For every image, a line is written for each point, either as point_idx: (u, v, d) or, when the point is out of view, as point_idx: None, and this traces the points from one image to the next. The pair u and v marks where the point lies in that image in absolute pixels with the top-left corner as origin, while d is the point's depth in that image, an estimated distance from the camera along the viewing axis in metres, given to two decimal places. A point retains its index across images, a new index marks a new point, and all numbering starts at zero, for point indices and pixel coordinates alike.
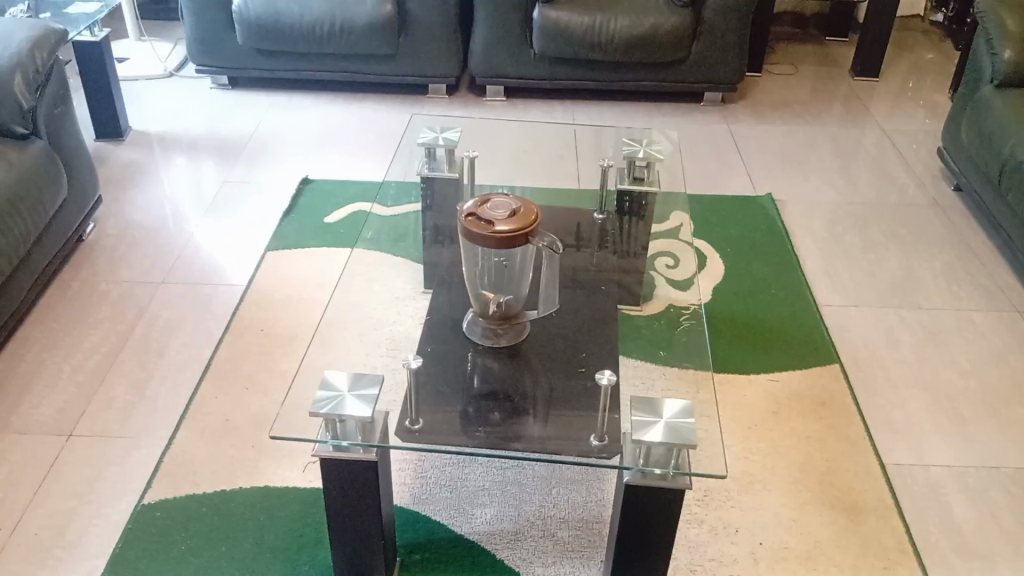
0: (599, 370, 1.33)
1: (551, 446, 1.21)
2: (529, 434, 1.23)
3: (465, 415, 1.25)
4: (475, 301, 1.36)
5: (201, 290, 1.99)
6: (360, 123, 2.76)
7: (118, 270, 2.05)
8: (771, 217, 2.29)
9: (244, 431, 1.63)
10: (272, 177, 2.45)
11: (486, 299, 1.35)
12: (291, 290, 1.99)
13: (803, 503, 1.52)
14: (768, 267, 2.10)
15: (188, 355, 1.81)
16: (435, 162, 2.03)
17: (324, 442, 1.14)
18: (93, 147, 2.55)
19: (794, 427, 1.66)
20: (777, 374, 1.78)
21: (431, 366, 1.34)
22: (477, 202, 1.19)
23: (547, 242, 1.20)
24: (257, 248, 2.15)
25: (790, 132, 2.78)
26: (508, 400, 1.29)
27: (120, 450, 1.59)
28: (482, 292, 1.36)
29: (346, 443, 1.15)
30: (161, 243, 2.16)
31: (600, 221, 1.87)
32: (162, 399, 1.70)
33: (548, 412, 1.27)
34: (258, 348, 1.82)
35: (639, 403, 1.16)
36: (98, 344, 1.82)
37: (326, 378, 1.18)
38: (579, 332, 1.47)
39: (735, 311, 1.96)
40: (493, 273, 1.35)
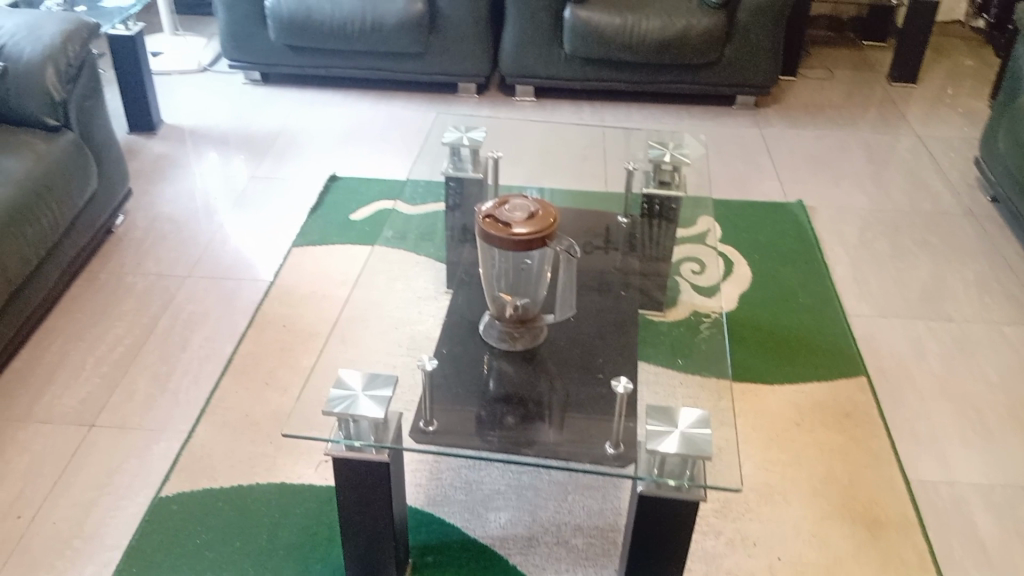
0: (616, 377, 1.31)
1: (564, 453, 1.19)
2: (542, 440, 1.21)
3: (478, 418, 1.24)
4: (493, 305, 1.33)
5: (225, 285, 2.00)
6: (389, 120, 2.77)
7: (145, 262, 2.07)
8: (800, 223, 2.26)
9: (263, 426, 1.63)
10: (300, 173, 2.46)
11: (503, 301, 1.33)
12: (314, 287, 1.99)
13: (824, 517, 1.49)
14: (796, 275, 2.06)
15: (210, 350, 1.82)
16: (460, 161, 2.01)
17: (336, 442, 1.13)
18: (125, 139, 2.58)
19: (817, 438, 1.63)
20: (801, 384, 1.75)
21: (447, 367, 1.33)
22: (495, 204, 1.18)
23: (564, 246, 1.24)
24: (282, 243, 2.15)
25: (822, 137, 2.73)
26: (522, 405, 1.27)
27: (140, 442, 1.60)
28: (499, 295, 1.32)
29: (358, 443, 1.14)
30: (188, 237, 2.17)
31: (623, 224, 1.85)
32: (183, 392, 1.71)
33: (563, 419, 1.25)
34: (279, 344, 1.82)
35: (655, 411, 1.14)
36: (122, 337, 1.84)
37: (340, 378, 1.17)
38: (598, 336, 1.45)
39: (761, 319, 1.92)
40: (509, 275, 1.29)
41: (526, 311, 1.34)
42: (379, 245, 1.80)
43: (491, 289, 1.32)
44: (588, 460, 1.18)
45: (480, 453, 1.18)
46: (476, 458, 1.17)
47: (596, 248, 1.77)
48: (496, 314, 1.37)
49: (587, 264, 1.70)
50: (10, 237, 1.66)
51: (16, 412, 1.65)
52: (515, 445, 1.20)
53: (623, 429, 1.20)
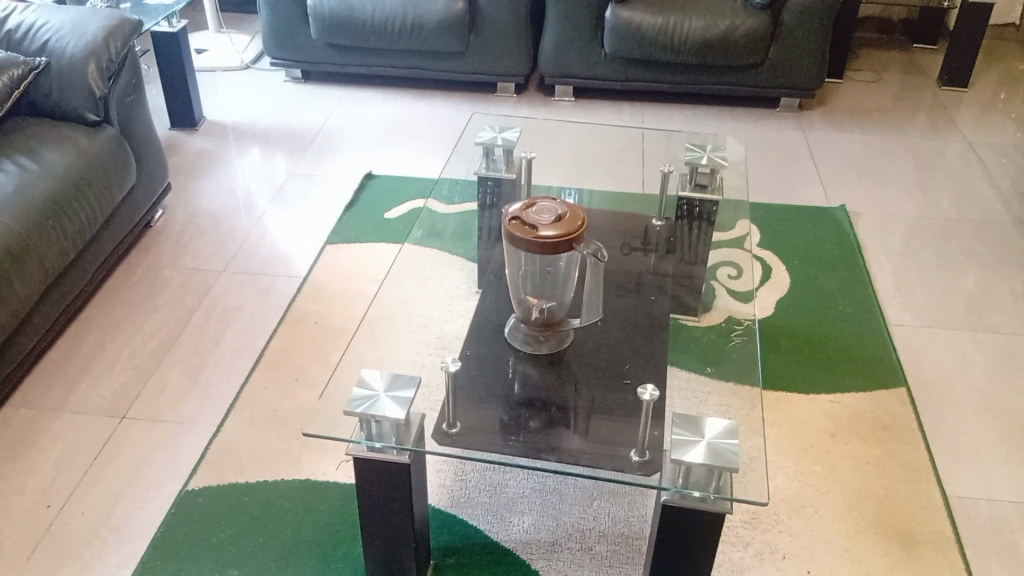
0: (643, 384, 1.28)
1: (587, 460, 1.17)
2: (566, 445, 1.20)
3: (502, 421, 1.23)
4: (519, 307, 1.30)
5: (259, 280, 2.01)
6: (427, 119, 2.76)
7: (182, 256, 2.09)
8: (843, 229, 2.21)
9: (290, 422, 1.64)
10: (337, 170, 2.47)
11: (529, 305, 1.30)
12: (346, 284, 1.99)
13: (857, 532, 1.45)
14: (836, 282, 2.01)
15: (241, 344, 1.82)
16: (494, 161, 1.97)
17: (357, 442, 1.13)
18: (167, 135, 2.61)
19: (853, 451, 1.59)
20: (838, 395, 1.71)
21: (473, 368, 1.31)
22: (523, 206, 1.16)
23: (593, 250, 1.20)
24: (317, 240, 2.16)
25: (867, 142, 2.67)
26: (549, 409, 1.26)
27: (169, 435, 1.61)
28: (525, 298, 1.30)
29: (380, 443, 1.14)
30: (225, 231, 2.19)
31: (657, 228, 1.81)
32: (214, 386, 1.72)
33: (588, 425, 1.23)
34: (310, 340, 1.82)
35: (682, 421, 1.12)
36: (157, 329, 1.86)
37: (363, 378, 1.16)
38: (627, 341, 1.42)
39: (799, 327, 1.88)
40: (536, 278, 1.27)
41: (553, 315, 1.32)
42: (408, 243, 1.79)
43: (515, 292, 1.31)
44: (611, 467, 1.15)
45: (502, 458, 1.17)
46: (499, 463, 1.15)
47: (632, 251, 1.73)
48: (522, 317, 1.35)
49: (619, 267, 1.67)
50: (49, 230, 1.68)
51: (51, 401, 1.68)
52: (537, 449, 1.18)
53: (649, 436, 1.18)
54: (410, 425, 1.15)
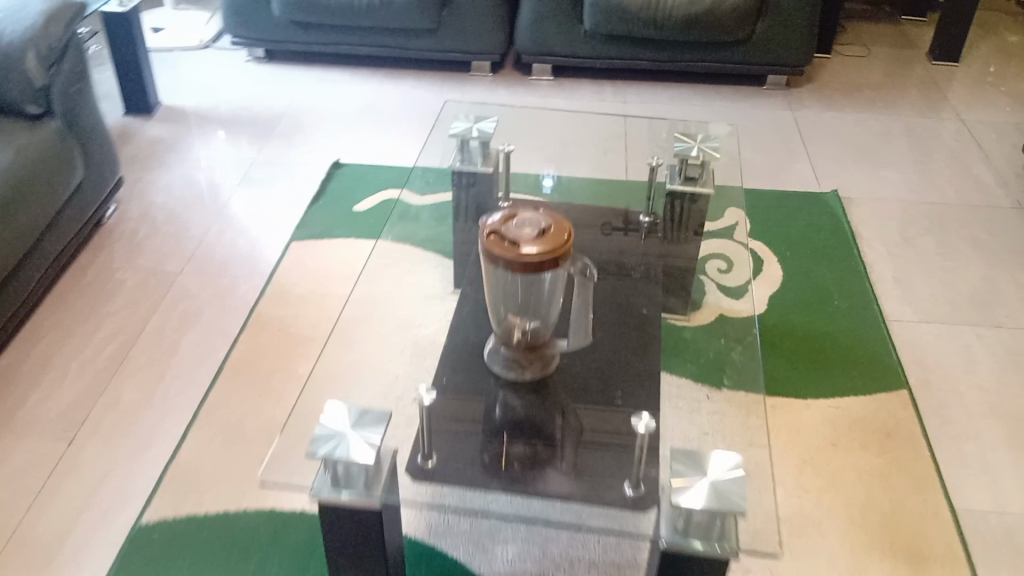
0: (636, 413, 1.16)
1: (576, 497, 1.07)
2: (552, 480, 1.09)
3: (484, 453, 1.12)
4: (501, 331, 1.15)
5: (219, 281, 1.87)
6: (399, 101, 2.62)
7: (135, 256, 1.94)
8: (838, 217, 2.11)
9: (254, 441, 1.52)
10: (303, 157, 2.33)
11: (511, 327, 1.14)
12: (314, 285, 1.86)
13: (863, 552, 1.36)
14: (832, 275, 1.92)
15: (200, 353, 1.69)
16: (469, 153, 1.85)
17: (322, 488, 1.01)
18: (120, 121, 2.45)
19: (855, 462, 1.50)
20: (837, 400, 1.62)
21: (450, 391, 1.20)
22: (503, 218, 1.04)
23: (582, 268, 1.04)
24: (281, 236, 2.02)
25: (859, 123, 2.57)
26: (534, 439, 1.15)
27: (123, 458, 1.49)
28: (506, 319, 1.13)
29: (346, 485, 1.02)
30: (182, 228, 2.04)
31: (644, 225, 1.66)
32: (171, 401, 1.59)
33: (576, 456, 1.13)
34: (276, 347, 1.70)
35: (682, 457, 1.02)
36: (109, 338, 1.72)
37: (327, 415, 1.05)
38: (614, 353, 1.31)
39: (794, 325, 1.78)
40: (517, 299, 1.09)
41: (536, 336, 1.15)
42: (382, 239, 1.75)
43: (496, 313, 1.14)
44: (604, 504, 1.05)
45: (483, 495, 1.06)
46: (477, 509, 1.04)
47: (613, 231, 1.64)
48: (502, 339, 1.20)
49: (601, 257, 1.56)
50: None
51: None
52: (521, 486, 1.08)
53: (644, 468, 1.08)
54: (381, 462, 1.04)
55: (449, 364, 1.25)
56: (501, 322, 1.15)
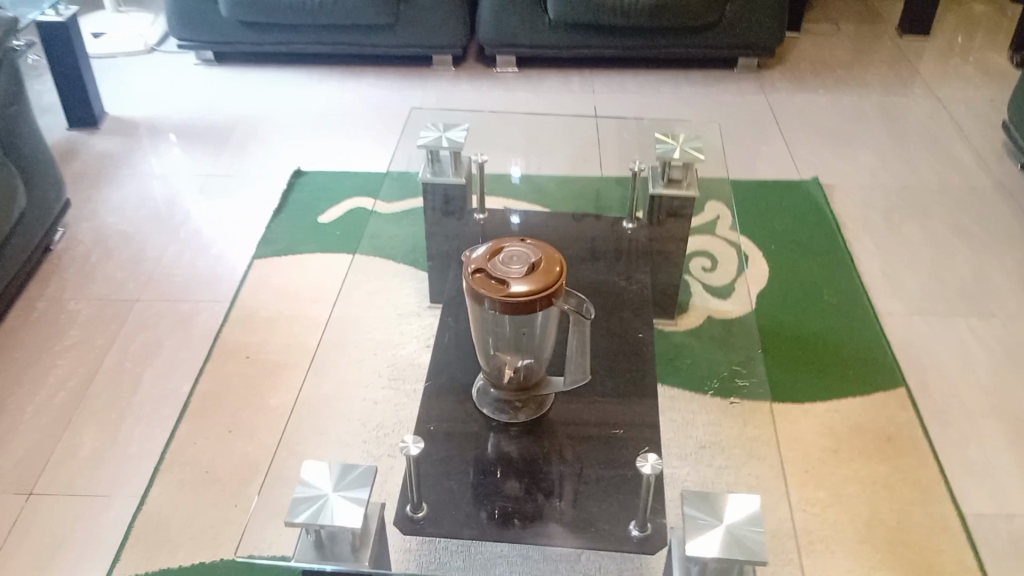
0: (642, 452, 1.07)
1: (578, 537, 1.00)
2: (549, 517, 1.02)
3: (476, 489, 1.05)
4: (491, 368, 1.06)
5: (180, 308, 1.77)
6: (360, 101, 2.52)
7: (88, 284, 1.83)
8: (820, 207, 2.06)
9: (227, 483, 1.42)
10: (261, 167, 2.21)
11: (501, 364, 1.05)
12: (281, 307, 1.76)
13: (873, 567, 1.31)
14: (819, 269, 1.87)
15: (165, 388, 1.59)
16: (440, 165, 1.58)
17: (303, 554, 0.93)
18: (64, 136, 2.31)
19: (857, 470, 1.45)
20: (835, 403, 1.56)
21: (437, 424, 1.11)
22: (488, 252, 0.96)
23: (574, 303, 0.96)
24: (243, 254, 1.91)
25: (833, 105, 2.52)
26: (530, 466, 1.07)
27: (86, 510, 1.38)
28: (496, 356, 1.04)
29: (331, 549, 0.94)
30: (137, 250, 1.92)
31: (629, 231, 1.56)
32: (135, 444, 1.49)
33: (576, 486, 1.05)
34: (246, 378, 1.60)
35: (695, 499, 0.95)
36: (64, 377, 1.61)
37: (306, 474, 0.97)
38: (607, 360, 1.22)
39: (784, 325, 1.73)
40: (506, 337, 1.00)
41: (529, 372, 1.07)
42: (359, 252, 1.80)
43: (483, 352, 1.05)
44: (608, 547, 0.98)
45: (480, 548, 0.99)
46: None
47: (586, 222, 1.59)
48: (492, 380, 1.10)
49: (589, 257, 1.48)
50: None
51: None
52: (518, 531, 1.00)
53: (650, 506, 1.01)
54: (368, 522, 0.96)
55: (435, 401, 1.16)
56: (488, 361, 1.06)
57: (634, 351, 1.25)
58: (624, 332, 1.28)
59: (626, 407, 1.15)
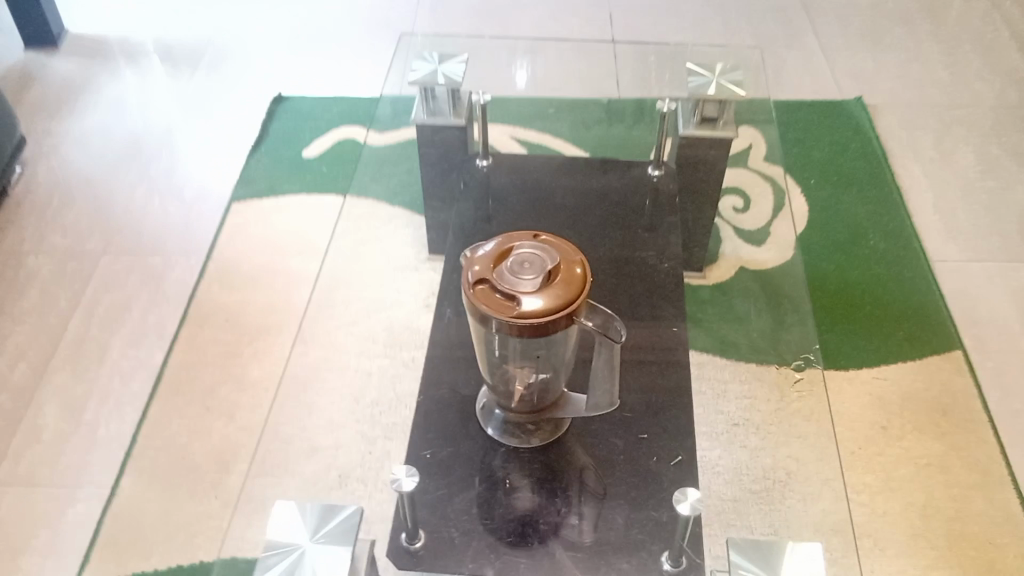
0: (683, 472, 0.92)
1: (598, 569, 0.84)
2: (566, 542, 0.86)
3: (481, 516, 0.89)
4: (496, 391, 0.88)
5: (149, 262, 1.59)
6: (348, 11, 2.26)
7: (48, 235, 1.64)
8: (864, 132, 1.84)
9: (207, 472, 1.28)
10: (237, 92, 1.99)
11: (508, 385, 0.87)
12: (262, 260, 1.58)
13: (929, 565, 1.16)
14: (863, 207, 1.67)
15: (136, 359, 1.43)
16: (435, 102, 1.37)
17: None
18: (20, 57, 2.08)
19: (910, 449, 1.29)
20: (883, 369, 1.39)
21: (435, 448, 0.95)
22: (494, 254, 0.77)
23: (606, 326, 0.77)
24: (218, 196, 1.72)
25: (875, 8, 2.25)
26: (544, 484, 0.91)
27: (51, 504, 1.24)
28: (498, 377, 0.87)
29: None
30: (101, 193, 1.73)
31: (655, 179, 1.35)
32: (104, 426, 1.34)
33: (598, 511, 0.90)
34: (224, 347, 1.44)
35: (746, 551, 0.80)
36: (22, 348, 1.45)
37: (276, 518, 0.83)
38: (633, 355, 1.06)
39: (826, 276, 1.55)
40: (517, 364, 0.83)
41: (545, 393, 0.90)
42: (350, 196, 1.53)
43: (487, 371, 0.86)
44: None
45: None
46: None
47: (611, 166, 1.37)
48: (497, 401, 0.92)
49: (609, 211, 1.28)
50: None
51: None
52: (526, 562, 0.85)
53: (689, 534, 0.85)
54: (357, 562, 0.81)
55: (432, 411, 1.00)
56: (495, 383, 0.87)
57: (665, 345, 1.08)
58: (652, 320, 1.11)
59: (658, 419, 0.98)
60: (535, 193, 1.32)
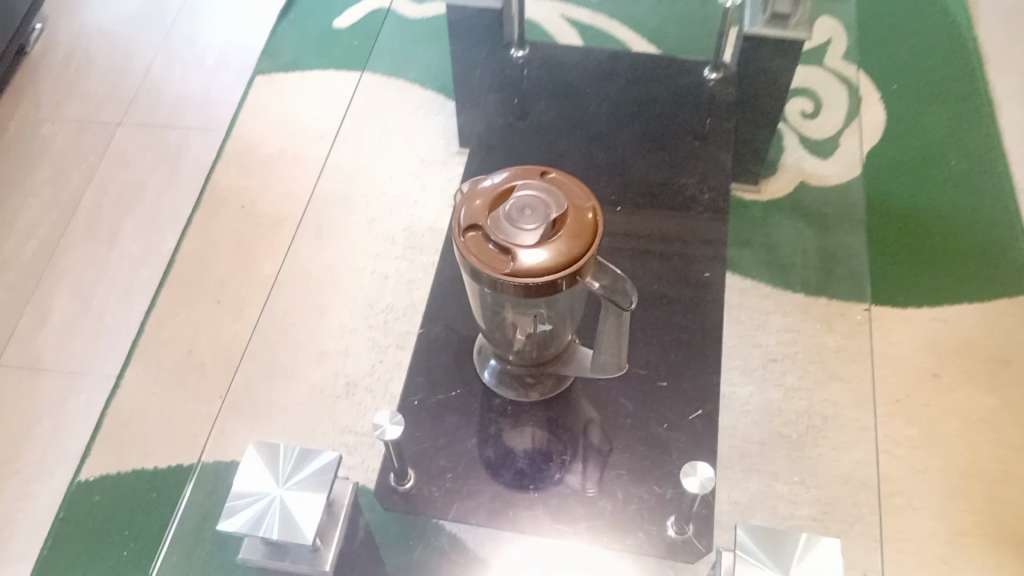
0: (697, 438, 0.85)
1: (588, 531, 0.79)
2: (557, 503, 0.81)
3: (474, 463, 0.84)
4: (495, 339, 0.80)
5: (167, 138, 1.52)
6: None
7: (65, 101, 1.58)
8: (959, 33, 1.63)
9: (211, 370, 1.25)
10: None
11: (507, 336, 0.78)
12: (283, 145, 1.50)
13: (962, 531, 1.08)
14: (946, 121, 1.49)
15: (148, 246, 1.39)
16: None
17: (251, 550, 0.76)
18: None
19: (959, 401, 1.18)
20: (943, 309, 1.27)
21: (425, 393, 0.89)
22: (493, 195, 0.67)
23: (617, 289, 0.68)
24: (243, 68, 1.62)
25: None
26: (544, 435, 0.86)
27: (56, 390, 1.24)
28: (496, 328, 0.78)
29: (285, 549, 0.77)
30: (121, 57, 1.65)
31: (710, 85, 1.18)
32: (112, 313, 1.32)
33: (600, 470, 0.84)
34: (237, 238, 1.39)
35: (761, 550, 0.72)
36: (35, 224, 1.41)
37: (249, 457, 0.76)
38: (654, 300, 0.97)
39: (894, 196, 1.39)
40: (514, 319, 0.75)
41: (549, 345, 0.80)
42: (366, 72, 1.37)
43: (482, 316, 0.78)
44: (627, 548, 0.79)
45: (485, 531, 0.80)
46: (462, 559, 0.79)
47: (662, 61, 1.21)
48: (497, 351, 0.84)
49: (652, 120, 1.14)
50: None
51: None
52: (514, 519, 0.80)
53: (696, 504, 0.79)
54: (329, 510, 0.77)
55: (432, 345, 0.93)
56: (492, 330, 0.78)
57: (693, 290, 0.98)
58: (682, 261, 1.01)
59: (677, 374, 0.90)
60: (569, 92, 1.18)
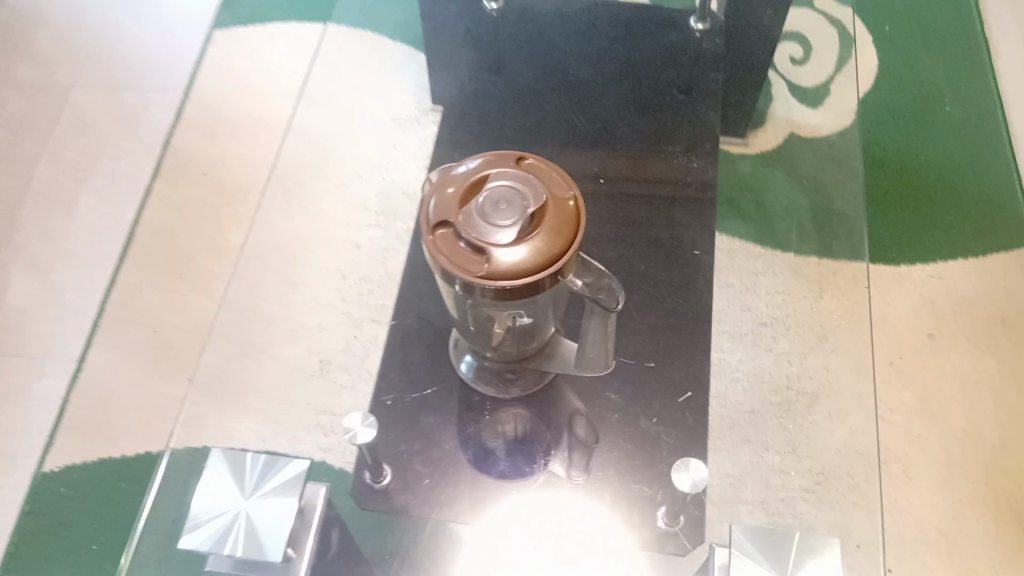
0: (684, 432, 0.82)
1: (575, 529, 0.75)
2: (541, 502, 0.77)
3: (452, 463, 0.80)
4: (474, 334, 0.75)
5: (123, 99, 1.44)
6: None
7: (13, 62, 1.48)
8: None
9: (179, 349, 1.19)
10: None
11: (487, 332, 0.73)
12: (245, 105, 1.41)
13: (958, 498, 1.06)
14: (941, 65, 1.43)
15: (107, 217, 1.32)
16: None
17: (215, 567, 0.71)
18: None
19: (956, 364, 1.15)
20: (939, 266, 1.22)
21: (396, 394, 0.85)
22: (465, 188, 0.60)
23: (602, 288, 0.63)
24: (202, 21, 1.53)
25: None
26: (528, 429, 0.82)
27: (16, 374, 1.17)
28: (474, 325, 0.72)
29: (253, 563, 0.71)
30: (71, 12, 1.55)
31: (694, 37, 1.09)
32: (71, 291, 1.25)
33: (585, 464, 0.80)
34: (200, 206, 1.31)
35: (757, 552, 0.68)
36: None
37: (210, 469, 0.71)
38: (640, 284, 0.93)
39: (888, 148, 1.34)
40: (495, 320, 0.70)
41: (530, 338, 0.76)
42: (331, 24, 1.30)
43: (457, 309, 0.72)
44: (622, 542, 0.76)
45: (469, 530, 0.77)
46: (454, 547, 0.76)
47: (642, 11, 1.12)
48: (474, 345, 0.79)
49: (635, 79, 1.07)
50: None
51: None
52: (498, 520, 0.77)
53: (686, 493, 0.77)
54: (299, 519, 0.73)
55: (407, 336, 0.88)
56: (469, 326, 0.73)
57: (680, 268, 0.94)
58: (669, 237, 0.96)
59: (665, 361, 0.88)
60: (546, 50, 1.10)
